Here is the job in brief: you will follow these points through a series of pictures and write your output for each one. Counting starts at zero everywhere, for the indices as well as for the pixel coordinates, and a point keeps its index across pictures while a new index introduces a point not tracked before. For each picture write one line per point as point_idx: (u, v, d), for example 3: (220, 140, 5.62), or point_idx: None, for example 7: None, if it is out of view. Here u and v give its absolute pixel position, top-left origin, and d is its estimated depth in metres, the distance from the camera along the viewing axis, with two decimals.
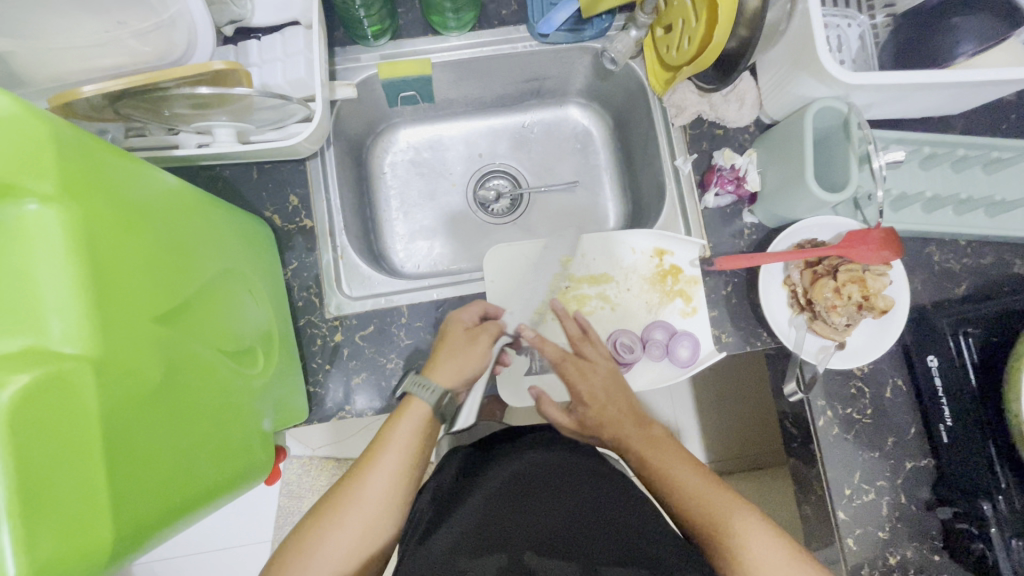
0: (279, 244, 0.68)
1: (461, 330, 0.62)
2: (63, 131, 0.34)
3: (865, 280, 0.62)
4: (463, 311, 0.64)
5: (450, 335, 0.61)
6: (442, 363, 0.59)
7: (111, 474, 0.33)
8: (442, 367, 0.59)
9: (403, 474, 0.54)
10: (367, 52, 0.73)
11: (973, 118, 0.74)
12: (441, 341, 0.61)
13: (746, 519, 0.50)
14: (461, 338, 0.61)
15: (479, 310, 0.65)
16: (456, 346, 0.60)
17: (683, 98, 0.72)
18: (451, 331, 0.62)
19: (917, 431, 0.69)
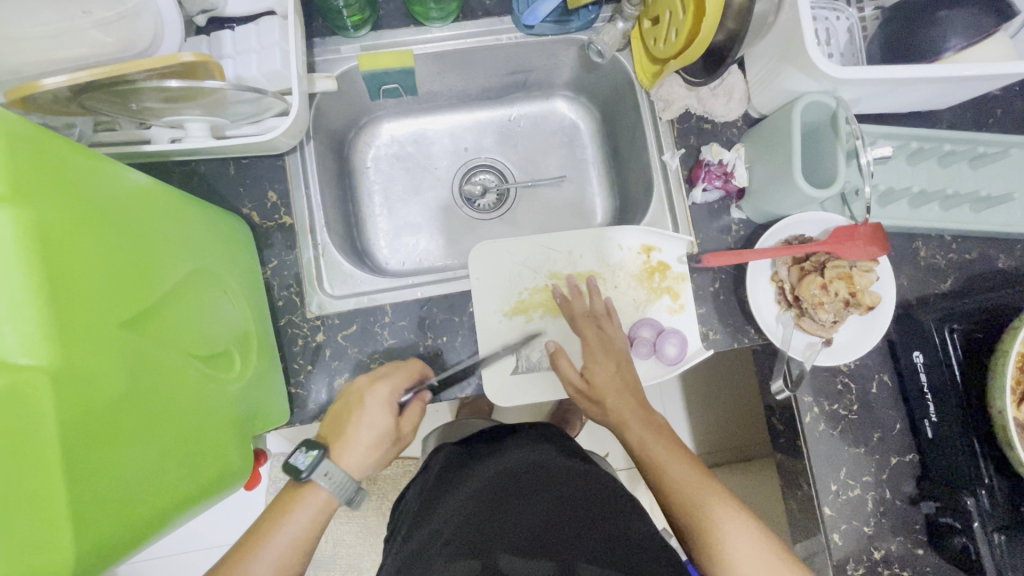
0: (257, 242, 0.66)
1: (379, 412, 0.58)
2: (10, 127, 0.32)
3: (852, 276, 0.62)
4: (368, 388, 0.59)
5: (362, 417, 0.58)
6: (348, 449, 0.57)
7: (72, 488, 0.32)
8: (349, 452, 0.57)
9: (299, 549, 0.53)
10: (347, 43, 0.71)
11: (959, 112, 0.73)
12: (352, 417, 0.58)
13: (717, 504, 0.51)
14: (374, 424, 0.58)
15: (405, 381, 0.61)
16: (369, 432, 0.58)
17: (671, 91, 0.70)
18: (365, 411, 0.58)
19: (902, 426, 0.69)
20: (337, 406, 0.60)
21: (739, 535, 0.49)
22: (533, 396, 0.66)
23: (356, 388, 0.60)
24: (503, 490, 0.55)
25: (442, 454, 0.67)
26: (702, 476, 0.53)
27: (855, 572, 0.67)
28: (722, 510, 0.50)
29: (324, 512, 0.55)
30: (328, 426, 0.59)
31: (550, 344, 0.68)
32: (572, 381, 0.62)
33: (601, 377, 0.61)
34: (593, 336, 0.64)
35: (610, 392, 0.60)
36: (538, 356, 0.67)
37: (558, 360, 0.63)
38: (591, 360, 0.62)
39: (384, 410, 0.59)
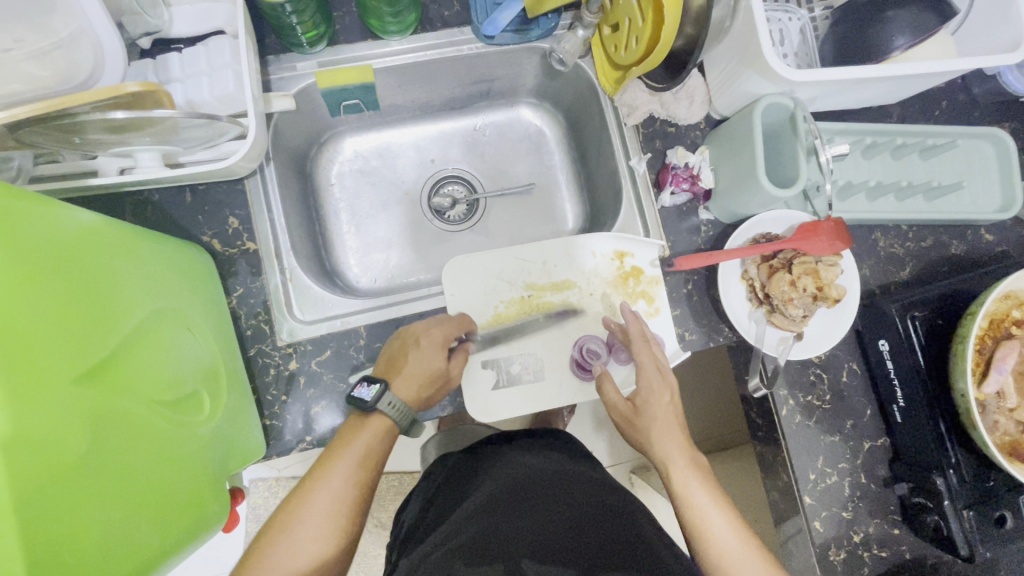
0: (221, 270, 0.64)
1: (434, 349, 0.61)
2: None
3: (818, 271, 0.64)
4: (429, 327, 0.61)
5: (419, 353, 0.60)
6: (405, 382, 0.59)
7: (30, 564, 0.30)
8: (408, 384, 0.59)
9: (349, 489, 0.54)
10: (303, 59, 0.69)
11: (908, 107, 0.76)
12: (408, 354, 0.60)
13: (715, 514, 0.54)
14: (428, 363, 0.60)
15: (455, 325, 0.63)
16: (424, 367, 0.60)
17: (634, 97, 0.71)
18: (422, 348, 0.60)
19: (872, 412, 0.72)
20: (391, 347, 0.62)
21: (732, 545, 0.52)
22: (515, 410, 0.66)
23: (410, 329, 0.62)
24: (521, 492, 0.55)
25: (446, 462, 0.69)
26: (709, 487, 0.56)
27: (837, 557, 0.69)
28: (718, 519, 0.53)
29: (371, 458, 0.56)
30: (383, 365, 0.61)
31: (530, 356, 0.67)
32: (619, 407, 0.61)
33: (654, 411, 0.59)
34: (647, 363, 0.61)
35: (661, 429, 0.58)
36: (517, 370, 0.67)
37: (606, 385, 0.61)
38: (644, 390, 0.60)
39: (438, 350, 0.61)
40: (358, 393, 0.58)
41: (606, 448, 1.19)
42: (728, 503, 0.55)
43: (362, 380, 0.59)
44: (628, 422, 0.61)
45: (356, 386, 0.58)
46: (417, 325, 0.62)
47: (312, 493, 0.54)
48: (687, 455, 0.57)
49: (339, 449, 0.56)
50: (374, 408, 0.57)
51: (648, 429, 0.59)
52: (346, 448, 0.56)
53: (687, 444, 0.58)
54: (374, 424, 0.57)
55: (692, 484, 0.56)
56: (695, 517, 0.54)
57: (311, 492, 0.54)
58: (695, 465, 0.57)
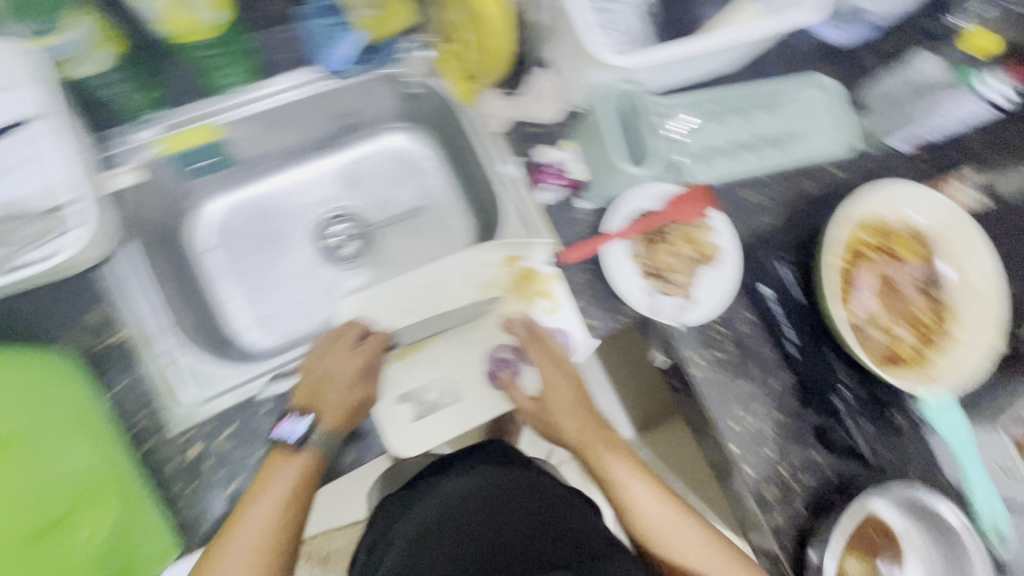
0: (94, 369, 0.60)
1: (354, 377, 0.63)
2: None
3: (693, 238, 0.71)
4: (336, 354, 0.63)
5: (340, 381, 0.62)
6: (330, 411, 0.60)
7: None
8: (332, 412, 0.61)
9: (281, 519, 0.55)
10: (144, 128, 0.65)
11: (746, 70, 0.83)
12: (330, 384, 0.62)
13: (639, 488, 0.62)
14: (350, 390, 0.62)
15: (372, 347, 0.64)
16: (344, 395, 0.62)
17: (493, 106, 0.73)
18: (341, 376, 0.62)
19: (775, 352, 0.76)
20: (306, 378, 0.63)
21: (654, 505, 0.61)
22: (440, 436, 0.65)
23: (328, 358, 0.64)
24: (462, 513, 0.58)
25: (386, 504, 0.67)
26: (625, 460, 0.64)
27: (774, 495, 0.73)
28: (640, 490, 0.62)
29: (296, 489, 0.56)
30: (304, 396, 0.62)
31: (444, 379, 0.67)
32: (524, 407, 0.66)
33: (563, 404, 0.66)
34: (547, 359, 0.67)
35: (573, 421, 0.66)
36: (433, 396, 0.67)
37: (512, 390, 0.66)
38: (550, 388, 0.66)
39: (354, 375, 0.63)
40: (284, 431, 0.59)
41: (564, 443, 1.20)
42: (641, 467, 0.64)
43: (287, 418, 0.60)
44: (540, 419, 0.67)
45: (282, 424, 0.59)
46: (325, 354, 0.64)
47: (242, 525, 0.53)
48: (598, 435, 0.66)
49: (267, 480, 0.56)
50: (303, 445, 0.58)
51: (560, 423, 0.66)
52: (269, 485, 0.56)
53: (595, 424, 0.66)
54: (306, 461, 0.58)
55: (609, 461, 0.64)
56: (620, 489, 0.62)
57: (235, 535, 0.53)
58: (608, 444, 0.65)
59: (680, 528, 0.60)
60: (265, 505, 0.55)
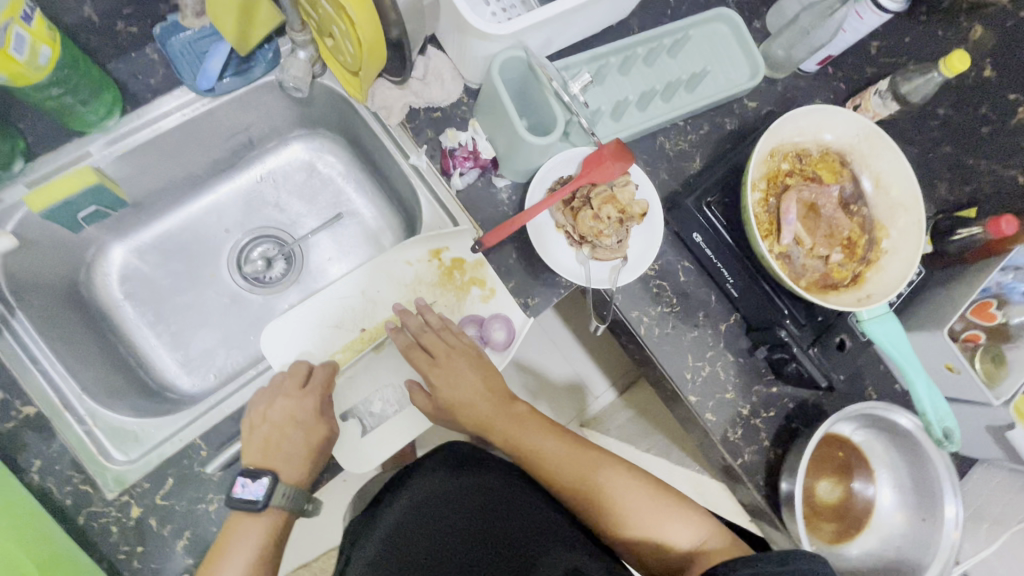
0: (5, 452, 0.55)
1: (313, 422, 0.59)
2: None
3: (615, 196, 0.68)
4: (289, 400, 0.59)
5: (297, 429, 0.58)
6: (291, 465, 0.58)
7: None
8: (292, 467, 0.58)
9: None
10: (4, 188, 0.59)
11: (643, 15, 0.80)
12: (286, 435, 0.58)
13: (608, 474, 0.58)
14: (309, 437, 0.59)
15: (325, 386, 0.61)
16: (304, 444, 0.58)
17: (384, 96, 0.68)
18: (297, 424, 0.59)
19: (716, 296, 0.76)
20: (256, 431, 0.59)
21: (574, 465, 0.59)
22: (392, 448, 0.63)
23: (277, 407, 0.59)
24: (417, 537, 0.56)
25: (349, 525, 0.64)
26: (538, 426, 0.62)
27: (737, 435, 0.74)
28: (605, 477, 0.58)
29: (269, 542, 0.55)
30: (256, 451, 0.58)
31: (388, 389, 0.65)
32: (428, 408, 0.61)
33: (462, 399, 0.60)
34: (435, 356, 0.61)
35: (506, 419, 0.61)
36: (380, 406, 0.64)
37: (414, 394, 0.61)
38: (444, 389, 0.60)
39: (313, 420, 0.59)
40: (247, 494, 0.55)
41: None
42: (557, 429, 0.62)
43: (242, 478, 0.55)
44: (448, 419, 0.61)
45: (237, 486, 0.55)
46: (274, 400, 0.59)
47: None
48: (505, 414, 0.62)
49: (231, 538, 0.54)
50: (267, 505, 0.55)
51: (465, 417, 0.60)
52: (231, 552, 0.53)
53: (501, 403, 0.62)
54: (271, 520, 0.56)
55: (521, 434, 0.61)
56: (541, 459, 0.60)
57: None
58: (518, 418, 0.62)
59: (614, 483, 0.58)
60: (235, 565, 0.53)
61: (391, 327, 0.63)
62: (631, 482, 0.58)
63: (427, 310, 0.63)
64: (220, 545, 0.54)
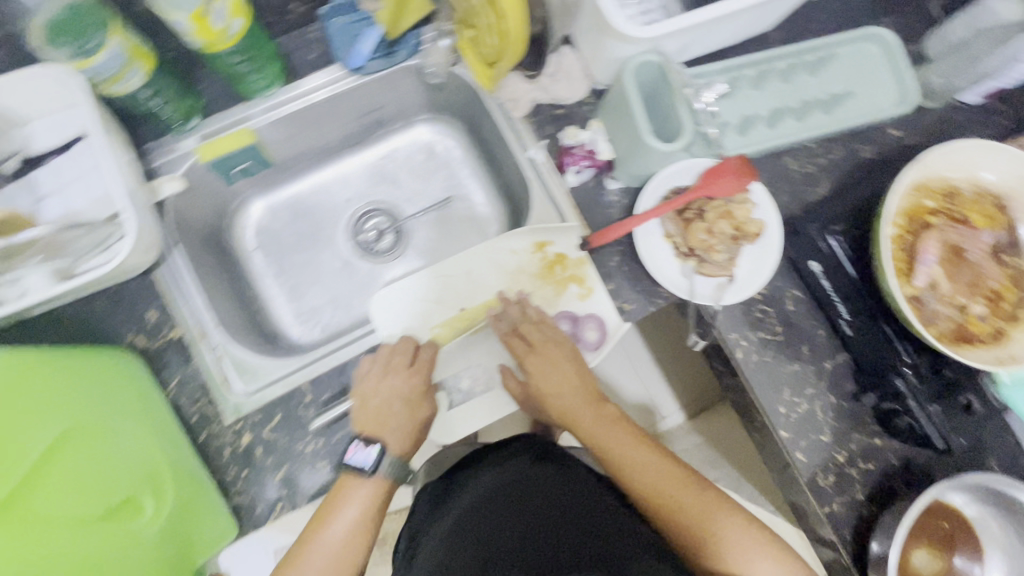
0: (152, 366, 0.64)
1: (419, 399, 0.63)
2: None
3: (731, 212, 0.66)
4: (400, 380, 0.63)
5: (405, 404, 0.63)
6: (399, 436, 0.62)
7: None
8: (399, 439, 0.62)
9: (357, 535, 0.57)
10: (180, 139, 0.68)
11: (786, 28, 0.77)
12: (395, 410, 0.62)
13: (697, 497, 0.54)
14: (415, 411, 0.63)
15: (431, 366, 0.65)
16: (409, 420, 0.62)
17: (515, 89, 0.71)
18: (407, 401, 0.63)
19: (826, 331, 0.71)
20: (365, 403, 0.62)
21: (661, 478, 0.56)
22: (475, 424, 0.66)
23: (390, 383, 0.63)
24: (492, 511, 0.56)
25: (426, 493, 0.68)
26: (628, 435, 0.60)
27: (828, 481, 0.69)
28: (693, 500, 0.54)
29: (370, 509, 0.58)
30: (367, 422, 0.61)
31: (478, 368, 0.68)
32: (516, 391, 0.65)
33: (551, 389, 0.62)
34: (530, 343, 0.65)
35: (593, 420, 0.61)
36: (468, 385, 0.67)
37: (505, 375, 0.65)
38: (535, 377, 0.63)
39: (418, 399, 0.63)
40: (357, 459, 0.59)
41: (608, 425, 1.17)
42: (648, 439, 0.60)
43: (357, 443, 0.60)
44: (537, 407, 0.64)
45: (352, 451, 0.59)
46: (386, 378, 0.63)
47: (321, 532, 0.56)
48: (593, 413, 0.62)
49: (344, 490, 0.58)
50: (376, 471, 0.59)
51: (552, 407, 0.63)
52: (338, 513, 0.57)
53: (589, 400, 0.62)
54: (378, 484, 0.59)
55: (608, 437, 0.60)
56: (624, 463, 0.58)
57: (314, 541, 0.56)
58: (605, 419, 0.61)
59: (691, 500, 0.54)
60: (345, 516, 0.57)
61: (493, 314, 0.67)
62: (706, 493, 0.55)
63: (527, 302, 0.68)
64: (335, 494, 0.58)
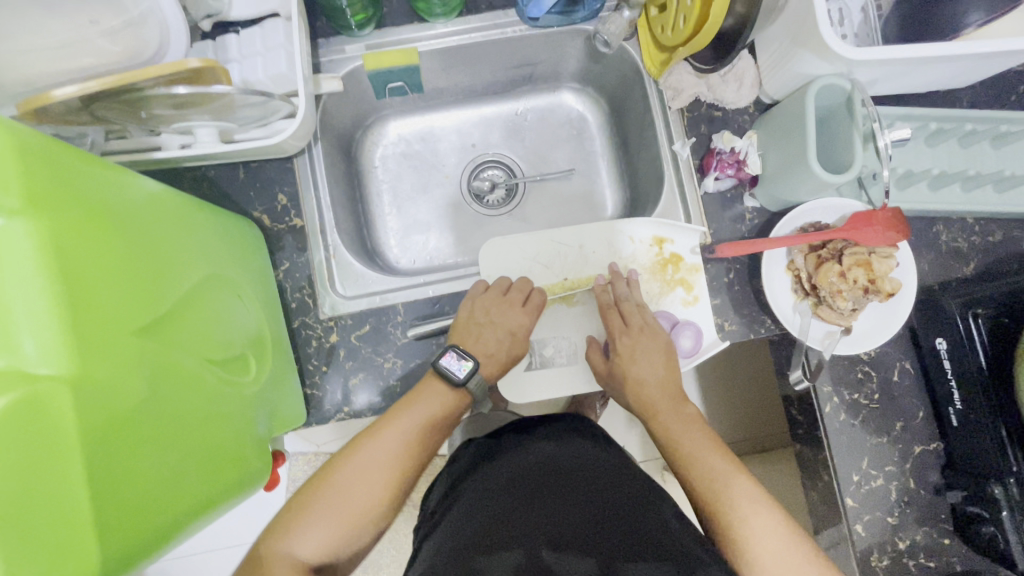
0: (269, 245, 0.67)
1: (521, 336, 0.64)
2: (10, 126, 0.31)
3: (871, 263, 0.60)
4: (511, 313, 0.64)
5: (506, 335, 0.64)
6: (490, 362, 0.64)
7: (96, 509, 0.32)
8: (491, 362, 0.64)
9: (420, 437, 0.58)
10: (350, 43, 0.70)
11: (981, 91, 0.71)
12: (494, 337, 0.64)
13: (762, 516, 0.51)
14: (512, 346, 0.64)
15: (539, 312, 0.66)
16: (504, 349, 0.64)
17: (680, 79, 0.69)
18: (510, 333, 0.64)
19: (926, 414, 0.67)
20: (472, 318, 0.64)
21: (726, 486, 0.53)
22: (547, 392, 0.67)
23: (501, 312, 0.64)
24: (547, 478, 0.56)
25: (471, 446, 0.67)
26: (700, 434, 0.58)
27: (880, 564, 0.65)
28: (760, 517, 0.51)
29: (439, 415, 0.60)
30: (467, 335, 0.64)
31: (564, 340, 0.69)
32: (600, 367, 0.65)
33: (636, 372, 0.62)
34: (629, 323, 0.64)
35: (669, 414, 0.60)
36: (551, 352, 0.68)
37: (592, 349, 0.66)
38: (625, 358, 0.62)
39: (519, 337, 0.64)
40: (450, 366, 0.61)
41: (638, 440, 1.08)
42: (722, 448, 0.57)
43: (454, 351, 0.61)
44: (615, 387, 0.64)
45: (447, 356, 0.61)
46: (499, 306, 0.64)
47: (389, 426, 0.58)
48: (672, 409, 0.60)
49: (415, 396, 0.60)
50: (464, 385, 0.61)
51: (632, 391, 0.62)
52: (410, 411, 0.59)
53: (670, 397, 0.61)
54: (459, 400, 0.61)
55: (681, 436, 0.58)
56: (688, 462, 0.56)
57: (381, 434, 0.57)
58: (683, 418, 0.60)
59: (754, 518, 0.51)
60: (414, 415, 0.59)
61: (600, 283, 0.67)
62: (769, 515, 0.51)
63: (635, 283, 0.67)
64: (409, 395, 0.60)
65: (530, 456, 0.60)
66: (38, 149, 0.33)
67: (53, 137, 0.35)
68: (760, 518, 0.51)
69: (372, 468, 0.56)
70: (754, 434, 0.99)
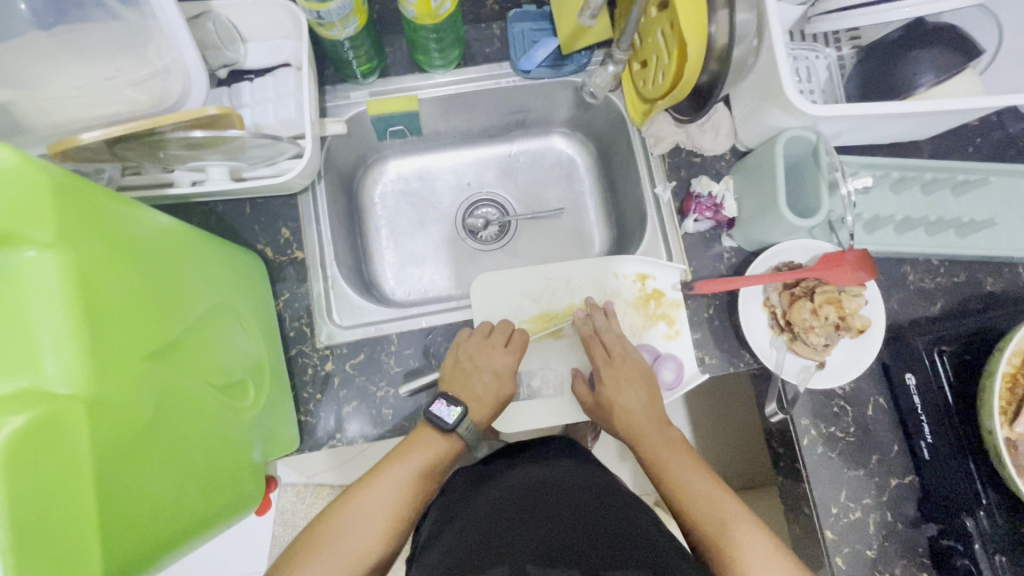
0: (271, 276, 0.70)
1: (506, 377, 0.66)
2: (45, 168, 0.35)
3: (840, 300, 0.64)
4: (494, 356, 0.66)
5: (492, 378, 0.66)
6: (478, 405, 0.65)
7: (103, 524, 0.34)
8: (479, 405, 0.65)
9: (415, 483, 0.61)
10: (355, 90, 0.76)
11: (940, 143, 0.77)
12: (479, 380, 0.65)
13: (749, 533, 0.53)
14: (499, 388, 0.66)
15: (522, 351, 0.68)
16: (491, 391, 0.66)
17: (661, 128, 0.75)
18: (496, 376, 0.66)
19: (900, 448, 0.69)
20: (457, 362, 0.66)
21: (711, 505, 0.56)
22: (534, 421, 0.69)
23: (485, 355, 0.66)
24: (534, 499, 0.58)
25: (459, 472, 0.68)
26: (684, 455, 0.61)
27: None
28: (746, 533, 0.53)
29: (435, 458, 0.62)
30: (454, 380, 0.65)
31: (551, 371, 0.71)
32: (585, 400, 0.67)
33: (622, 403, 0.64)
34: (611, 355, 0.67)
35: (655, 438, 0.62)
36: (539, 383, 0.71)
37: (577, 381, 0.68)
38: (609, 388, 0.65)
39: (505, 378, 0.66)
40: (440, 413, 0.63)
41: (629, 474, 1.09)
42: (705, 468, 0.60)
43: (443, 398, 0.63)
44: (601, 417, 0.66)
45: (437, 404, 0.63)
46: (481, 349, 0.67)
47: (388, 471, 0.61)
48: (659, 435, 0.63)
49: (412, 442, 0.63)
50: (455, 430, 0.63)
51: (620, 420, 0.64)
52: (409, 453, 0.62)
53: (653, 421, 0.64)
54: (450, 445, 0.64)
55: (666, 458, 0.61)
56: (673, 482, 0.59)
57: (380, 478, 0.60)
58: (668, 440, 0.62)
59: (737, 531, 0.54)
60: (411, 461, 0.61)
61: (580, 315, 0.70)
62: (750, 528, 0.54)
63: (612, 315, 0.70)
64: (405, 440, 0.63)
65: (517, 478, 0.62)
66: (69, 187, 0.37)
67: (81, 176, 0.38)
68: (742, 530, 0.54)
69: (370, 514, 0.58)
70: (743, 468, 1.00)
